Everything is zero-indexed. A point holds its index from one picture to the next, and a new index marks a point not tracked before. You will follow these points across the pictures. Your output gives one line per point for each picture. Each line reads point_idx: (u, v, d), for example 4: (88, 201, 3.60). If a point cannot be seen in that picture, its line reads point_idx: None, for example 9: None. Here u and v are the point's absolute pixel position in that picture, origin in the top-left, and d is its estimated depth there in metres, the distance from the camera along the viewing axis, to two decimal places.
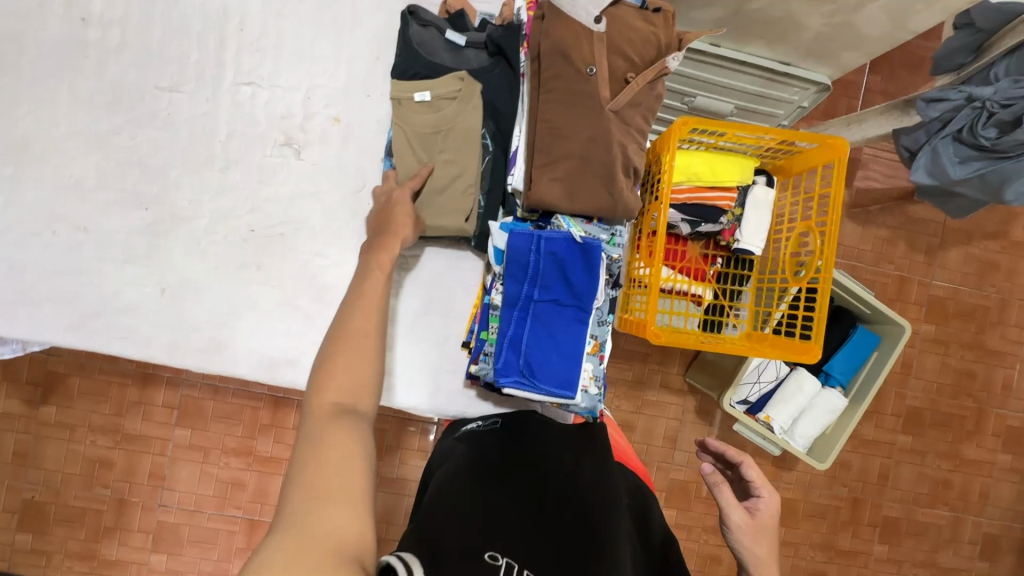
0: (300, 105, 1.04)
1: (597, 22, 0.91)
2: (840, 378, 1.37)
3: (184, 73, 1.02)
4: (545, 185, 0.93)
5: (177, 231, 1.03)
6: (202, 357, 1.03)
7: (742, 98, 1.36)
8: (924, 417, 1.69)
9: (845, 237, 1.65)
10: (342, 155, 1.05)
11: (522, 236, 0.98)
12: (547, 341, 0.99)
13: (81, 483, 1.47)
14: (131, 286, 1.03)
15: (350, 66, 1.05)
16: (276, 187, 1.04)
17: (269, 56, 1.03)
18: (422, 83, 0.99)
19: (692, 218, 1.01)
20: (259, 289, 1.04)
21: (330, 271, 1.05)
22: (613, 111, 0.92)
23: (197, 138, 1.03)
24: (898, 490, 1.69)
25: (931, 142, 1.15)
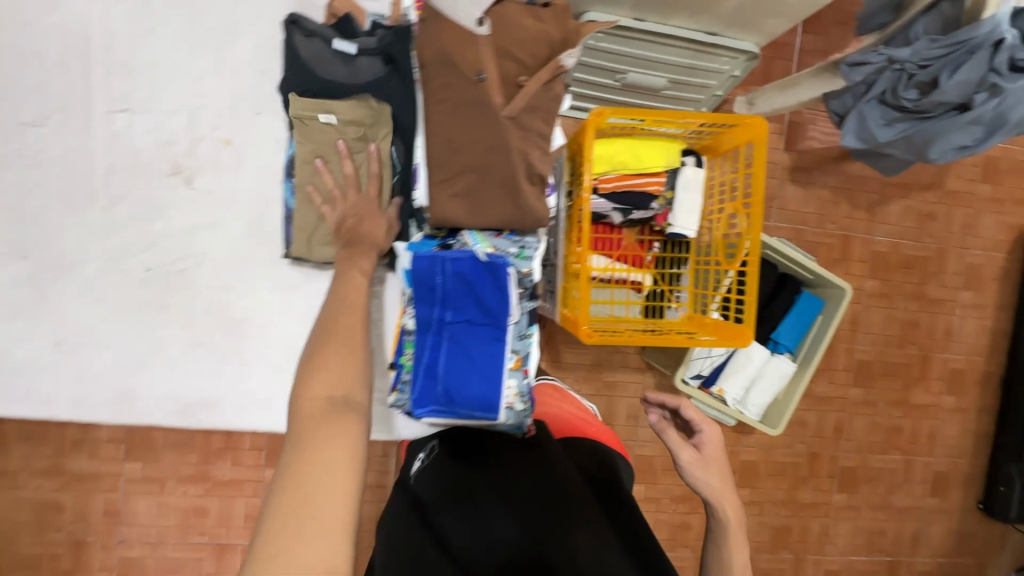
0: (184, 129, 1.14)
1: (480, 25, 0.87)
2: (787, 345, 1.40)
3: (48, 107, 1.10)
4: (447, 203, 0.92)
5: (68, 278, 1.14)
6: (111, 407, 1.17)
7: (673, 71, 1.33)
8: (873, 369, 1.75)
9: (789, 201, 1.66)
10: (231, 179, 1.16)
11: (425, 258, 0.95)
12: (465, 362, 0.97)
13: (31, 530, 1.41)
14: (24, 340, 1.13)
15: (233, 84, 1.14)
16: (167, 222, 1.15)
17: (141, 83, 1.12)
18: (325, 104, 0.98)
19: (624, 207, 0.99)
20: (165, 331, 1.17)
21: (234, 304, 1.19)
22: (509, 117, 0.89)
23: (75, 175, 1.12)
24: (853, 440, 1.76)
25: (858, 106, 1.15)
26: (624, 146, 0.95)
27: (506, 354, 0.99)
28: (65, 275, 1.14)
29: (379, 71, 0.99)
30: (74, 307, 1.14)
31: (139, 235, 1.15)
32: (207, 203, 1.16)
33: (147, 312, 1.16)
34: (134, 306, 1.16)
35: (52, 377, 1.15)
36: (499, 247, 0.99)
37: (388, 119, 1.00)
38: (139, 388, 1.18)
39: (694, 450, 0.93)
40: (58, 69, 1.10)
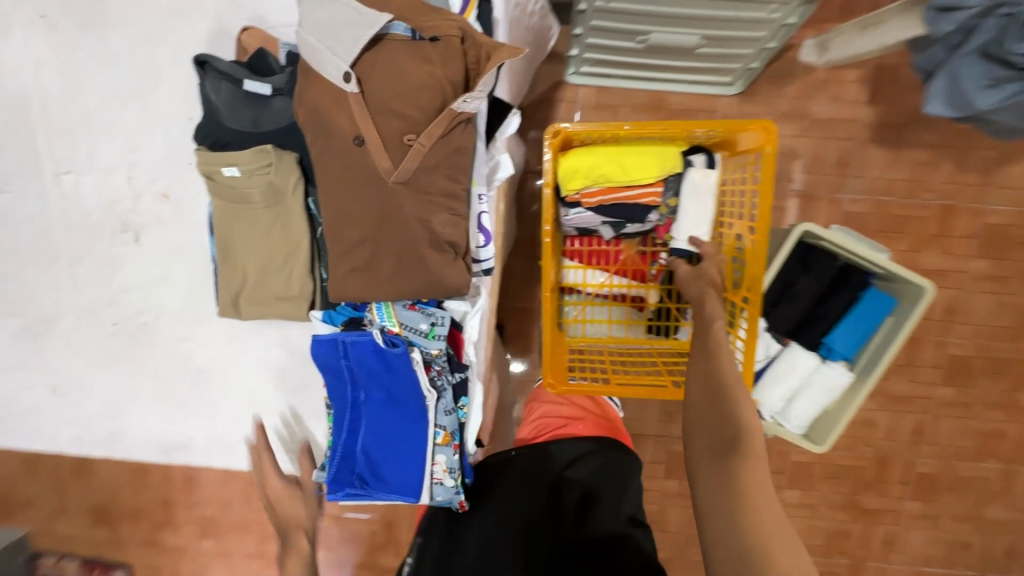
0: (126, 184, 1.17)
1: (347, 81, 0.73)
2: (843, 352, 1.19)
3: (8, 172, 1.18)
4: (342, 279, 0.82)
5: (48, 331, 1.23)
6: (105, 446, 1.28)
7: (708, 27, 1.08)
8: (971, 365, 1.46)
9: (869, 167, 1.36)
10: (175, 235, 1.18)
11: (325, 345, 0.91)
12: (384, 443, 0.94)
13: (131, 488, 1.69)
14: (22, 390, 1.27)
15: (164, 134, 1.15)
16: (125, 277, 1.20)
17: (80, 138, 1.16)
18: (227, 157, 0.87)
19: (614, 220, 0.87)
20: (137, 375, 1.25)
21: (197, 352, 1.23)
22: (401, 181, 0.76)
23: (42, 235, 1.20)
24: (936, 445, 1.51)
25: (949, 63, 0.87)
26: (604, 155, 0.83)
27: (429, 432, 0.92)
28: (47, 330, 1.23)
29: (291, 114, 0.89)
30: (57, 359, 1.25)
31: (102, 294, 1.21)
32: (155, 254, 1.19)
33: (122, 360, 1.24)
34: (106, 355, 1.24)
35: (49, 421, 1.28)
36: (407, 323, 0.90)
37: (293, 167, 0.89)
38: (127, 428, 1.28)
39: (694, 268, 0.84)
40: (13, 136, 1.17)
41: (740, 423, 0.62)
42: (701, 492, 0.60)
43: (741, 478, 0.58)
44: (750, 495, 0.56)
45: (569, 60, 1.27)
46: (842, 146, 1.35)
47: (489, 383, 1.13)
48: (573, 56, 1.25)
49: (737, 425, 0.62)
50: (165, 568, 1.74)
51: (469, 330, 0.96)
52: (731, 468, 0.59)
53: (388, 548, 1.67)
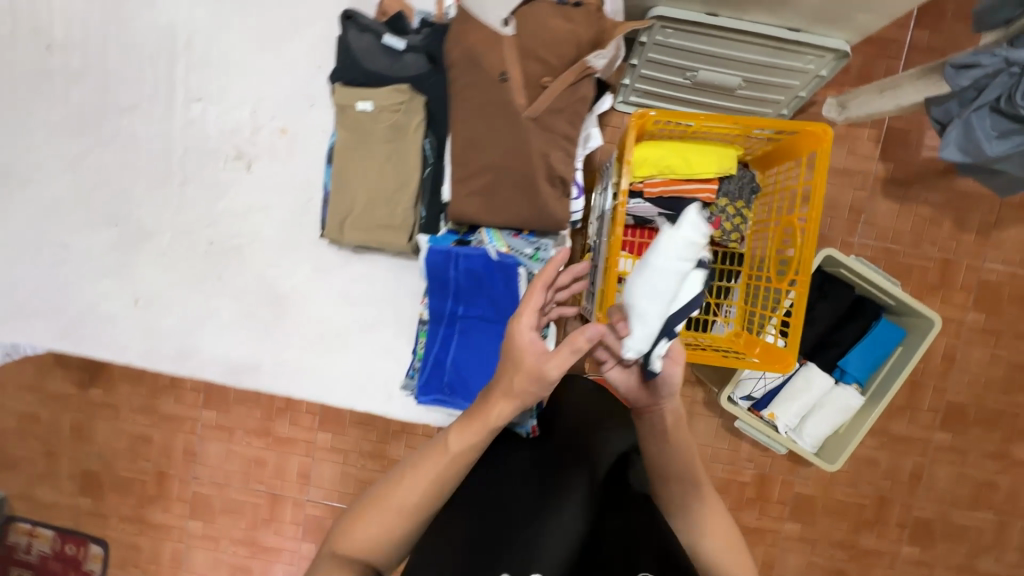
0: (248, 118, 1.23)
1: (505, 26, 0.97)
2: (856, 375, 1.27)
3: (141, 91, 1.23)
4: (463, 200, 1.02)
5: (144, 245, 1.26)
6: (173, 362, 1.27)
7: (751, 70, 1.22)
8: (967, 413, 1.54)
9: (879, 217, 1.49)
10: (288, 162, 1.24)
11: (439, 254, 1.05)
12: (474, 350, 1.08)
13: (127, 456, 1.64)
14: (105, 299, 1.26)
15: (292, 72, 1.22)
16: (231, 202, 1.25)
17: (216, 72, 1.22)
18: (366, 94, 1.08)
19: (670, 212, 0.95)
20: (219, 299, 1.26)
21: (281, 280, 1.25)
22: (531, 116, 0.98)
23: (158, 159, 1.25)
24: (933, 490, 1.56)
25: (963, 114, 1.00)
26: (672, 148, 0.90)
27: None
28: (142, 243, 1.26)
29: (422, 66, 1.08)
30: (143, 274, 1.26)
31: (201, 217, 1.25)
32: (261, 186, 1.24)
33: (208, 280, 1.26)
34: (196, 276, 1.26)
35: (124, 331, 1.26)
36: (514, 247, 1.07)
37: (420, 110, 1.08)
38: (198, 346, 1.27)
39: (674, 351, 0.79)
40: (149, 60, 1.22)
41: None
42: None
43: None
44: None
45: (620, 88, 1.38)
46: (856, 195, 1.49)
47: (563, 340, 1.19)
48: (624, 85, 1.37)
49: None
50: (145, 548, 1.66)
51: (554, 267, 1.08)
52: None
53: None
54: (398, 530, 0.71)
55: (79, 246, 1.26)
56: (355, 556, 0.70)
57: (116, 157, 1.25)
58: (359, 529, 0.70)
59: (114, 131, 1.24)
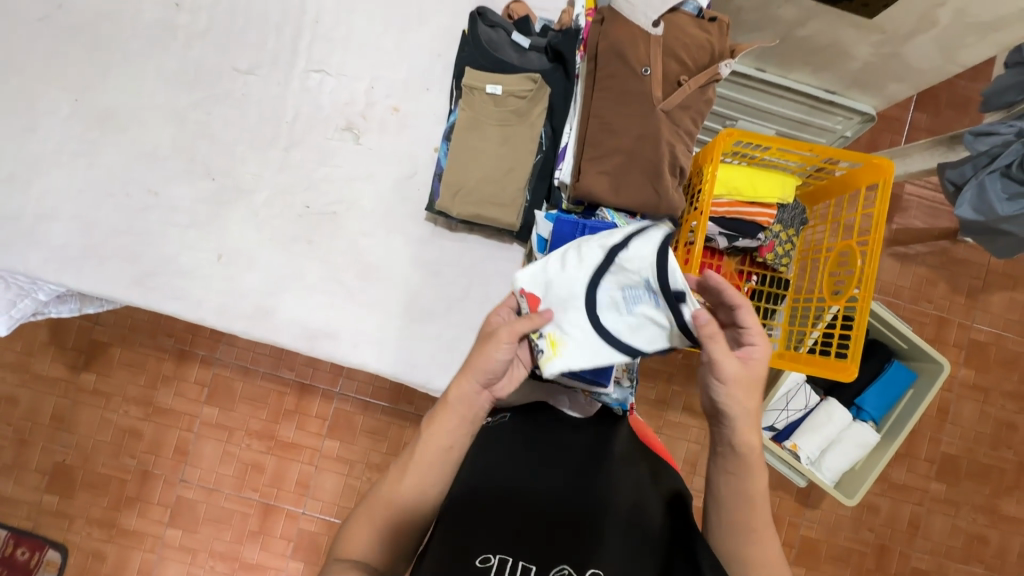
0: (363, 93, 0.98)
1: (655, 26, 0.85)
2: (872, 413, 1.33)
3: (262, 58, 0.97)
4: (593, 178, 0.85)
5: (236, 204, 0.95)
6: (247, 325, 0.93)
7: (784, 124, 1.34)
8: (960, 466, 1.62)
9: (883, 273, 1.62)
10: (398, 143, 0.98)
11: (568, 222, 0.84)
12: None
13: (109, 451, 1.52)
14: (189, 251, 0.94)
15: (412, 59, 0.99)
16: (334, 168, 0.97)
17: (339, 48, 0.97)
18: (494, 77, 0.93)
19: (731, 233, 1.01)
20: (310, 263, 0.95)
21: (376, 251, 0.96)
22: (665, 111, 0.85)
23: (265, 118, 0.96)
24: (929, 540, 1.61)
25: (978, 176, 1.14)
26: (741, 173, 0.99)
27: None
28: (232, 202, 0.95)
29: (545, 66, 0.95)
30: (235, 232, 0.95)
31: (303, 177, 0.96)
32: (374, 162, 0.97)
33: (294, 245, 0.95)
34: (285, 238, 0.95)
35: (199, 288, 0.94)
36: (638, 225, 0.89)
37: (545, 103, 0.94)
38: (277, 310, 0.94)
39: (740, 364, 0.69)
40: (272, 30, 0.97)
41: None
42: None
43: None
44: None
45: None
46: None
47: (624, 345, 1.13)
48: None
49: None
50: (110, 557, 1.50)
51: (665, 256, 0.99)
52: None
53: None
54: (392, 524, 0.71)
55: (172, 196, 0.95)
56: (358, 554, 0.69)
57: (223, 121, 0.96)
58: (364, 525, 0.70)
59: (223, 92, 0.96)
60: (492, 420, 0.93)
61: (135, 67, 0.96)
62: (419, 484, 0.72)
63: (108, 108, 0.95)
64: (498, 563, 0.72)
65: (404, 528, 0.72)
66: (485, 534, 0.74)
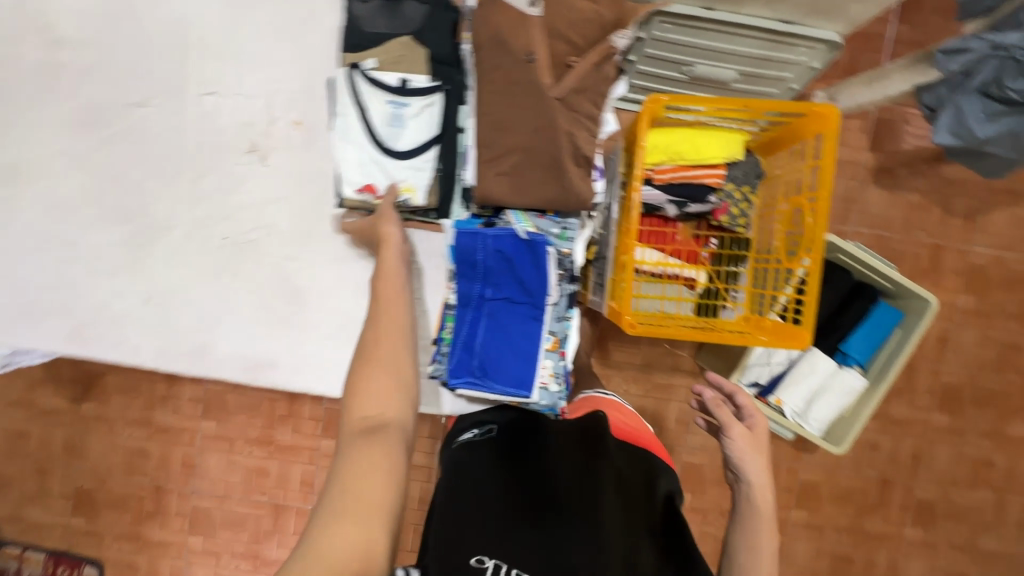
0: (262, 111, 1.14)
1: (531, 6, 0.94)
2: (857, 358, 1.30)
3: (154, 88, 1.13)
4: (493, 181, 0.99)
5: (157, 241, 1.16)
6: (188, 357, 1.18)
7: (745, 63, 1.24)
8: (963, 394, 1.58)
9: (870, 205, 1.53)
10: (297, 164, 1.15)
11: (466, 235, 0.99)
12: (502, 338, 1.04)
13: (123, 471, 1.59)
14: (117, 297, 1.17)
15: (303, 68, 1.13)
16: (243, 196, 1.15)
17: (229, 67, 1.12)
18: (367, 52, 1.03)
19: (679, 199, 0.96)
20: (236, 291, 1.17)
21: (299, 275, 1.17)
22: (557, 98, 0.96)
23: (173, 155, 1.15)
24: (934, 471, 1.59)
25: (954, 99, 1.05)
26: (684, 135, 0.93)
27: (542, 335, 1.04)
28: (155, 239, 1.16)
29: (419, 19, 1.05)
30: (156, 273, 1.17)
31: (217, 209, 1.15)
32: (279, 179, 1.15)
33: (223, 277, 1.17)
34: (213, 269, 1.17)
35: (136, 331, 1.18)
36: (541, 229, 1.02)
37: (420, 64, 1.04)
38: (214, 343, 1.19)
39: (745, 428, 0.91)
40: (154, 57, 1.12)
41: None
42: None
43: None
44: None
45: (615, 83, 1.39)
46: (848, 184, 1.52)
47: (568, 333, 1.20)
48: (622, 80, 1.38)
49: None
50: (142, 566, 1.61)
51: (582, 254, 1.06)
52: None
53: None
54: (387, 384, 0.71)
55: (92, 245, 1.16)
56: (365, 408, 0.68)
57: None
58: (365, 389, 0.70)
59: (128, 126, 1.14)
60: (477, 432, 0.89)
61: (42, 116, 1.14)
62: (398, 334, 0.76)
63: (15, 164, 1.14)
64: (493, 566, 0.68)
65: (399, 408, 0.70)
66: (478, 535, 0.71)
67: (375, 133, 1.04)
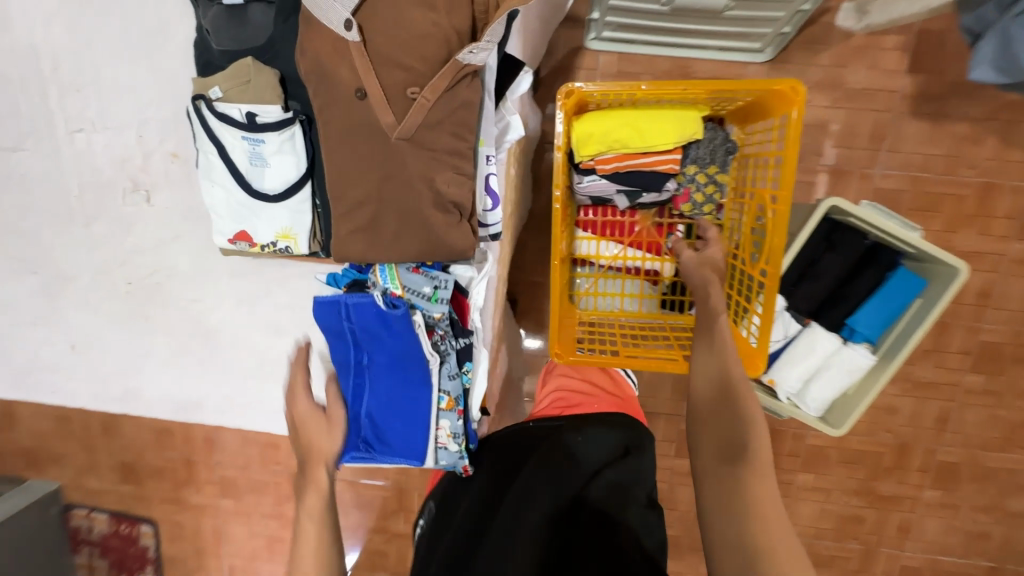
0: (135, 143, 1.14)
1: (348, 30, 0.81)
2: (867, 333, 1.15)
3: (22, 130, 1.15)
4: (346, 239, 0.90)
5: (64, 289, 1.26)
6: (119, 403, 1.35)
7: None
8: (1004, 353, 1.39)
9: (905, 142, 1.28)
10: (184, 198, 1.17)
11: (328, 306, 0.91)
12: (386, 406, 0.95)
13: (155, 447, 1.74)
14: (44, 347, 1.31)
15: (167, 96, 1.10)
16: (137, 238, 1.21)
17: (90, 96, 1.11)
18: (212, 80, 0.96)
19: (629, 189, 0.91)
20: (149, 335, 1.28)
21: (206, 316, 1.25)
22: (404, 137, 0.84)
23: (54, 199, 1.20)
24: (960, 434, 1.46)
25: (1001, 22, 0.81)
26: (621, 121, 0.86)
27: (432, 398, 0.94)
28: (57, 289, 1.26)
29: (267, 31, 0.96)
30: (72, 317, 1.28)
31: (112, 254, 1.22)
32: (163, 218, 1.19)
33: (136, 326, 1.27)
34: (119, 318, 1.27)
35: (66, 374, 1.33)
36: (410, 287, 0.93)
37: (268, 91, 0.96)
38: (141, 386, 1.33)
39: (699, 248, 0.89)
40: (21, 90, 1.13)
41: (747, 434, 0.65)
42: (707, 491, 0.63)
43: (748, 488, 0.60)
44: (760, 506, 0.58)
45: (590, 23, 1.19)
46: (878, 118, 1.27)
47: (496, 354, 1.13)
48: (595, 18, 1.17)
49: (745, 433, 0.65)
50: (187, 523, 1.81)
51: (475, 296, 0.98)
52: (740, 484, 0.61)
53: (398, 514, 1.67)
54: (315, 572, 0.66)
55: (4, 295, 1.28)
56: None
57: None
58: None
59: (9, 171, 1.19)
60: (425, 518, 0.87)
61: None
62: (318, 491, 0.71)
63: None
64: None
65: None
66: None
67: (239, 175, 1.00)
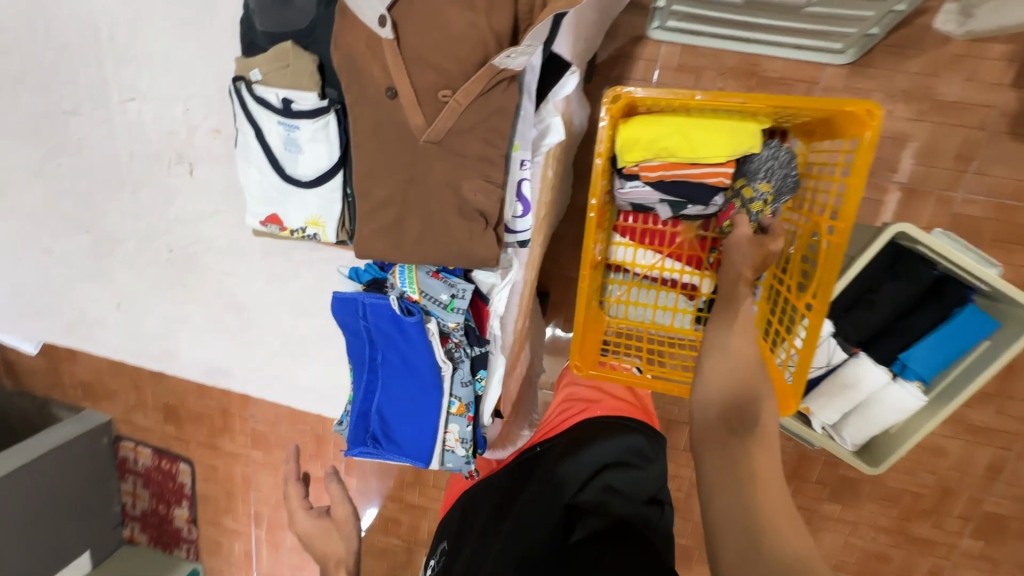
0: (183, 116, 1.18)
1: (381, 26, 0.78)
2: (920, 372, 1.06)
3: (78, 96, 1.20)
4: (367, 238, 0.91)
5: (114, 251, 1.37)
6: (158, 360, 1.49)
7: None
8: None
9: (997, 165, 1.14)
10: (224, 174, 1.21)
11: (347, 307, 0.99)
12: (396, 405, 1.05)
13: (196, 393, 1.84)
14: (93, 304, 1.46)
15: (218, 60, 1.11)
16: (179, 208, 1.28)
17: (147, 67, 1.15)
18: (252, 62, 0.99)
19: (673, 199, 0.88)
20: (185, 303, 1.38)
21: (237, 289, 1.32)
22: (432, 141, 0.82)
23: (108, 163, 1.27)
24: (1015, 487, 1.34)
25: None
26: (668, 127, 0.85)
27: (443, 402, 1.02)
28: (104, 249, 1.37)
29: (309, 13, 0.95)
30: (120, 279, 1.40)
31: (158, 226, 1.31)
32: (201, 192, 1.25)
33: (176, 294, 1.38)
34: (163, 284, 1.38)
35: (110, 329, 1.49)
36: (428, 293, 0.97)
37: (304, 77, 0.96)
38: (177, 349, 1.46)
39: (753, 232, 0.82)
40: (81, 58, 1.17)
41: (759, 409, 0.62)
42: (708, 466, 0.59)
43: (752, 457, 0.58)
44: (761, 471, 0.56)
45: (655, 12, 1.12)
46: (969, 136, 1.14)
47: (519, 353, 1.14)
48: (660, 6, 1.10)
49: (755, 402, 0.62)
50: (221, 468, 1.92)
51: (496, 303, 1.00)
52: (746, 450, 0.58)
53: (414, 486, 1.71)
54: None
55: (61, 251, 1.40)
56: None
57: None
58: None
59: (69, 133, 1.25)
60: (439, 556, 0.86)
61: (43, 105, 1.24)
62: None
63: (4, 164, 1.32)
64: None
65: None
66: None
67: (275, 159, 1.04)
